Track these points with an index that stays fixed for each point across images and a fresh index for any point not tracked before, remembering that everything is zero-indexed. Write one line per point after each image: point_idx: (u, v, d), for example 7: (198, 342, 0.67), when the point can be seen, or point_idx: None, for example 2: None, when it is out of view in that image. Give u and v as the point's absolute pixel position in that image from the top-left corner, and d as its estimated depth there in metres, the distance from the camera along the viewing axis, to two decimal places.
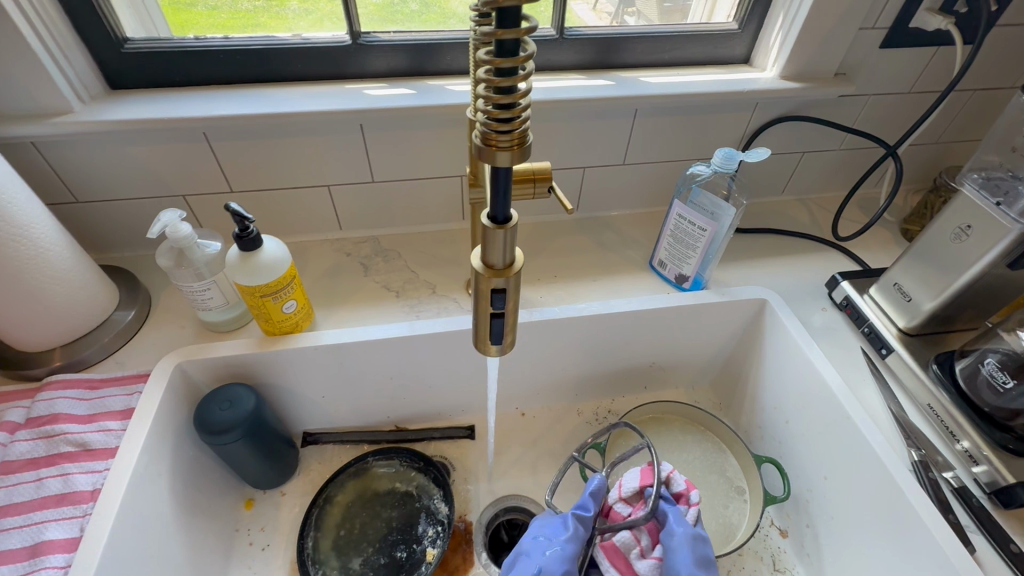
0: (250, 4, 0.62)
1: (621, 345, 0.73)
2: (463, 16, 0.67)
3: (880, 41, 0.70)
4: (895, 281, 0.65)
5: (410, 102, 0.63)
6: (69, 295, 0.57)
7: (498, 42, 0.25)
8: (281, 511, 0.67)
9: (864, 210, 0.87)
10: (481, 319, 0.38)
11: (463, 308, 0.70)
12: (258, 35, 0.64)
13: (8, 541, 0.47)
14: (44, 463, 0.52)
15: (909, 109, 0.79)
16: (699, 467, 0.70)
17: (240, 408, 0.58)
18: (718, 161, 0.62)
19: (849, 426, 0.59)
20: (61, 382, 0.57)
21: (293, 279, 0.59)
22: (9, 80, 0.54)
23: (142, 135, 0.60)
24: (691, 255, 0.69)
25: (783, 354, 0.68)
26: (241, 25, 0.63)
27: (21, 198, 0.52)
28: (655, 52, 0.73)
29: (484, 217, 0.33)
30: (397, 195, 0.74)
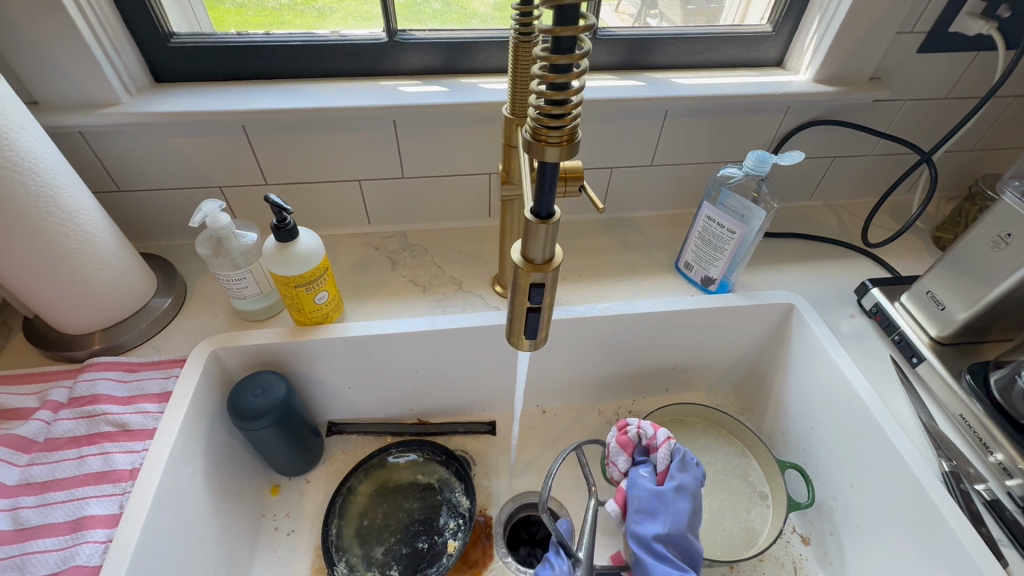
0: (277, 2, 0.63)
1: (645, 346, 0.73)
2: (485, 17, 0.68)
3: (917, 45, 0.69)
4: (927, 289, 0.64)
5: (443, 100, 0.64)
6: (112, 281, 0.60)
7: (556, 39, 0.25)
8: (306, 498, 0.68)
9: (895, 217, 0.86)
10: (517, 313, 0.38)
11: (489, 304, 0.71)
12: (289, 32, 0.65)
13: (52, 515, 0.49)
14: (85, 442, 0.54)
15: (944, 115, 0.78)
16: (721, 471, 0.69)
17: (272, 395, 0.59)
18: (750, 163, 0.62)
19: (878, 434, 0.58)
20: (102, 364, 0.59)
21: (326, 271, 0.60)
22: (63, 71, 0.57)
23: (185, 127, 0.62)
24: (718, 257, 0.68)
25: (810, 360, 0.67)
26: (268, 23, 0.64)
27: (71, 186, 0.54)
28: (687, 53, 0.73)
29: (528, 212, 0.33)
30: (427, 191, 0.75)
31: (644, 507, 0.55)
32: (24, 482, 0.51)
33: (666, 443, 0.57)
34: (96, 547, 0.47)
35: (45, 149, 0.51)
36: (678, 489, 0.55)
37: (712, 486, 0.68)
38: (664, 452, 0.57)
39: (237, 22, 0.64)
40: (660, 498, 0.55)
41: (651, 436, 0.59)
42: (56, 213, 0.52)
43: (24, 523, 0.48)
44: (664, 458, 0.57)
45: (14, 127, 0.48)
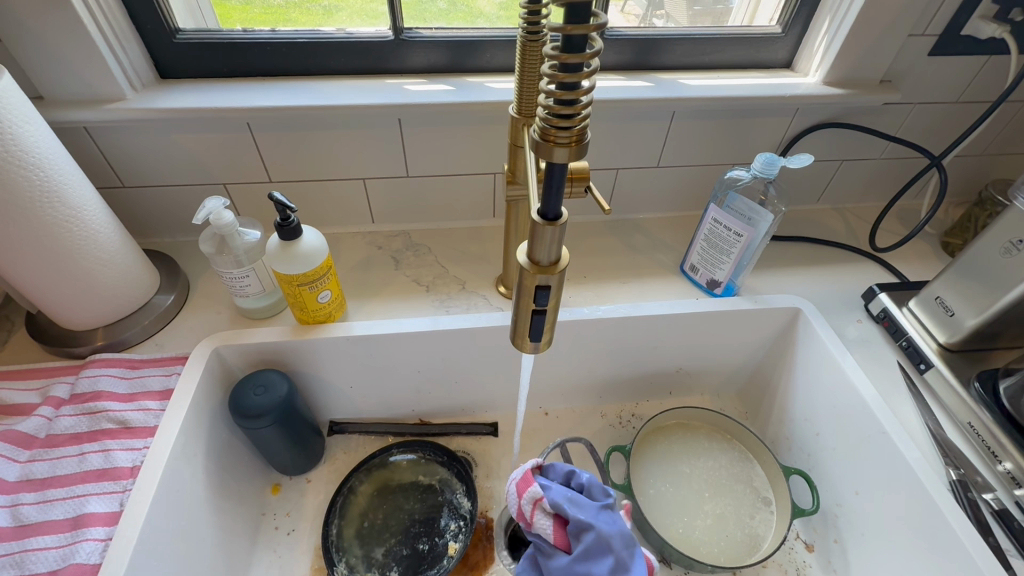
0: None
1: (649, 349, 0.72)
2: (491, 16, 0.67)
3: (929, 48, 0.68)
4: (936, 295, 0.64)
5: (449, 99, 0.64)
6: (114, 277, 0.59)
7: (567, 37, 0.25)
8: (307, 498, 0.68)
9: (903, 222, 0.85)
10: (522, 315, 0.38)
11: (492, 305, 0.70)
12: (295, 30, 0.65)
13: (52, 511, 0.49)
14: (86, 439, 0.54)
15: (955, 119, 0.77)
16: (725, 476, 0.69)
17: (273, 394, 0.59)
18: (758, 166, 0.62)
19: (884, 441, 0.58)
20: (104, 361, 0.59)
21: (329, 270, 0.60)
22: (68, 67, 0.56)
23: (189, 124, 0.62)
24: (724, 261, 0.68)
25: (816, 365, 0.67)
26: (273, 20, 0.64)
27: (75, 181, 0.54)
28: (696, 54, 0.72)
29: (535, 213, 0.33)
30: (431, 191, 0.75)
31: (574, 574, 0.48)
32: (24, 479, 0.51)
33: (535, 510, 0.52)
34: (95, 546, 0.46)
35: (50, 144, 0.51)
36: (585, 549, 0.48)
37: (716, 491, 0.67)
38: (539, 522, 0.51)
39: (244, 18, 0.63)
40: (581, 569, 0.48)
41: (517, 512, 0.53)
42: (59, 209, 0.52)
43: (24, 519, 0.48)
44: (545, 523, 0.51)
45: (18, 122, 0.48)
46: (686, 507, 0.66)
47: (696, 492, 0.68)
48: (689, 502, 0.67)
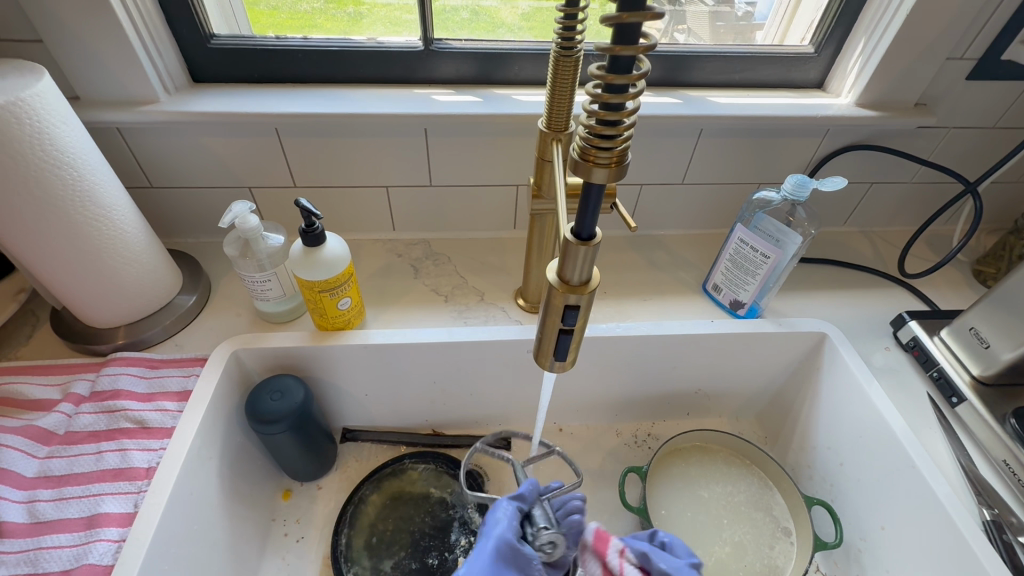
0: (309, 6, 0.64)
1: (669, 368, 0.71)
2: (512, 26, 0.67)
3: (967, 71, 0.67)
4: (970, 326, 0.62)
5: (476, 110, 0.64)
6: (141, 277, 0.60)
7: (614, 59, 0.24)
8: (317, 505, 0.67)
9: (933, 248, 0.83)
10: (548, 333, 0.37)
11: (511, 318, 0.70)
12: (315, 35, 0.65)
13: (67, 510, 0.49)
14: (104, 437, 0.54)
15: (990, 145, 0.75)
16: (744, 503, 0.67)
17: (289, 400, 0.58)
18: (789, 187, 0.60)
19: (913, 475, 0.56)
20: (125, 360, 0.60)
21: (350, 277, 0.60)
22: (106, 69, 0.57)
23: (220, 128, 0.63)
24: (749, 282, 0.66)
25: (841, 392, 0.65)
26: (299, 25, 0.64)
27: (106, 183, 0.54)
28: (725, 72, 0.72)
29: (568, 232, 0.32)
30: (453, 200, 0.75)
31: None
32: (42, 475, 0.51)
33: None
34: (108, 547, 0.46)
35: (85, 145, 0.52)
36: None
37: (734, 518, 0.65)
38: None
39: (272, 23, 0.64)
40: None
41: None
42: (91, 209, 0.53)
43: (40, 516, 0.48)
44: None
45: (56, 123, 0.48)
46: (703, 533, 0.64)
47: (713, 518, 0.66)
48: (707, 527, 0.65)
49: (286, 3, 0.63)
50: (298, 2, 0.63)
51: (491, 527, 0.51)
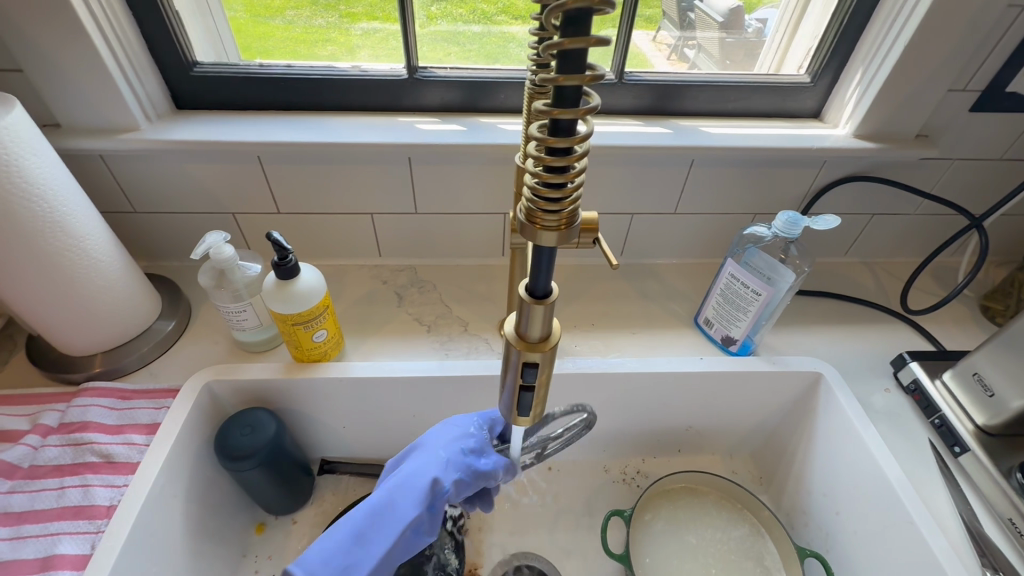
0: (324, 20, 0.63)
1: (657, 405, 0.68)
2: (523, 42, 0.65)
3: (971, 103, 0.64)
4: (974, 371, 0.58)
5: (460, 139, 0.62)
6: (116, 304, 0.59)
7: (554, 121, 0.22)
8: (290, 540, 0.65)
9: (938, 281, 0.80)
10: (510, 390, 0.35)
11: (494, 350, 0.68)
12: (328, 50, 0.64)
13: (22, 550, 0.47)
14: (68, 472, 0.53)
15: (997, 178, 0.73)
16: (734, 550, 0.63)
17: (260, 435, 0.57)
18: (780, 224, 0.58)
19: (911, 532, 0.52)
20: (96, 390, 0.59)
21: (326, 309, 0.58)
22: (85, 99, 0.57)
23: (200, 156, 0.62)
24: (741, 318, 0.64)
25: (836, 436, 0.62)
26: (314, 39, 0.64)
27: (79, 211, 0.54)
28: (718, 101, 0.70)
29: (523, 289, 0.30)
30: (439, 227, 0.74)
31: None
32: (2, 511, 0.50)
33: None
34: None
35: (56, 174, 0.51)
36: None
37: (723, 566, 0.62)
38: None
39: (284, 37, 0.63)
40: None
41: None
42: (62, 238, 0.52)
43: None
44: None
45: (25, 154, 0.48)
46: None
47: (701, 566, 0.63)
48: None
49: (301, 19, 0.62)
50: (314, 17, 0.62)
51: (474, 458, 0.49)
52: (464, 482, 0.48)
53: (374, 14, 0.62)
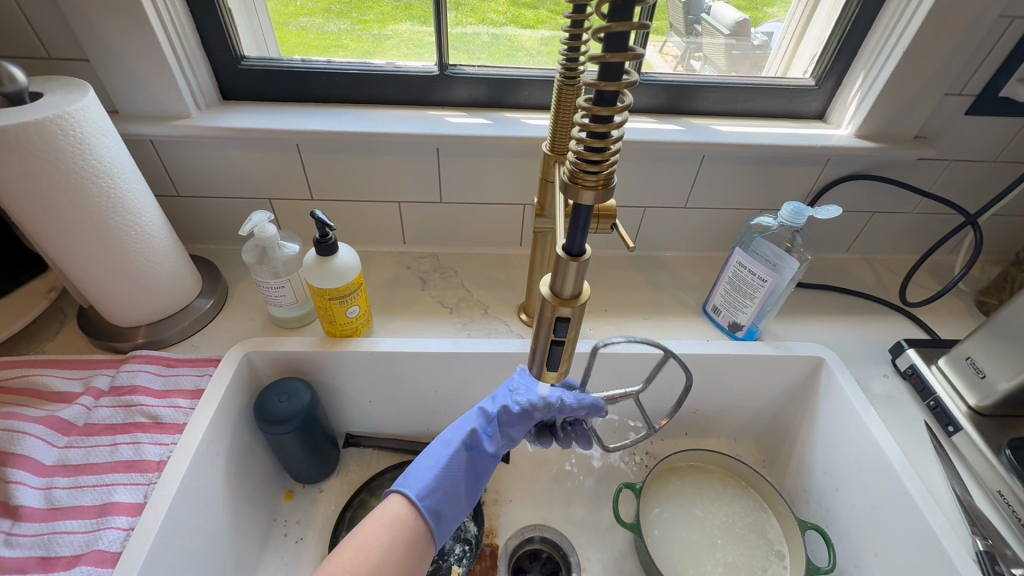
0: (336, 27, 0.68)
1: (667, 387, 0.72)
2: (531, 50, 0.70)
3: (965, 107, 0.69)
4: (967, 355, 0.62)
5: (486, 131, 0.67)
6: (163, 279, 0.64)
7: (599, 93, 0.26)
8: (317, 506, 0.69)
9: (935, 277, 0.84)
10: (541, 345, 0.39)
11: (513, 331, 0.71)
12: (341, 56, 0.70)
13: (81, 497, 0.51)
14: (120, 430, 0.57)
15: (991, 179, 0.77)
16: (738, 523, 0.67)
17: (297, 402, 0.61)
18: (785, 214, 0.62)
19: (907, 502, 0.56)
20: (143, 357, 0.63)
21: (359, 286, 0.62)
22: (143, 87, 0.62)
23: (244, 143, 0.67)
24: (747, 304, 0.68)
25: (837, 416, 0.65)
26: (326, 45, 0.69)
27: (138, 191, 0.58)
28: (729, 101, 0.74)
29: (559, 248, 0.34)
30: (461, 217, 0.78)
31: None
32: (60, 463, 0.54)
33: None
34: (118, 534, 0.49)
35: (121, 156, 0.55)
36: None
37: (729, 539, 0.66)
38: None
39: (299, 42, 0.68)
40: None
41: None
42: (122, 215, 0.56)
43: (56, 502, 0.51)
44: None
45: (97, 135, 0.52)
46: (697, 552, 0.65)
47: (708, 538, 0.66)
48: (701, 548, 0.65)
49: (315, 25, 0.67)
50: (326, 24, 0.67)
51: (521, 395, 0.58)
52: (513, 412, 0.56)
53: (385, 21, 0.68)
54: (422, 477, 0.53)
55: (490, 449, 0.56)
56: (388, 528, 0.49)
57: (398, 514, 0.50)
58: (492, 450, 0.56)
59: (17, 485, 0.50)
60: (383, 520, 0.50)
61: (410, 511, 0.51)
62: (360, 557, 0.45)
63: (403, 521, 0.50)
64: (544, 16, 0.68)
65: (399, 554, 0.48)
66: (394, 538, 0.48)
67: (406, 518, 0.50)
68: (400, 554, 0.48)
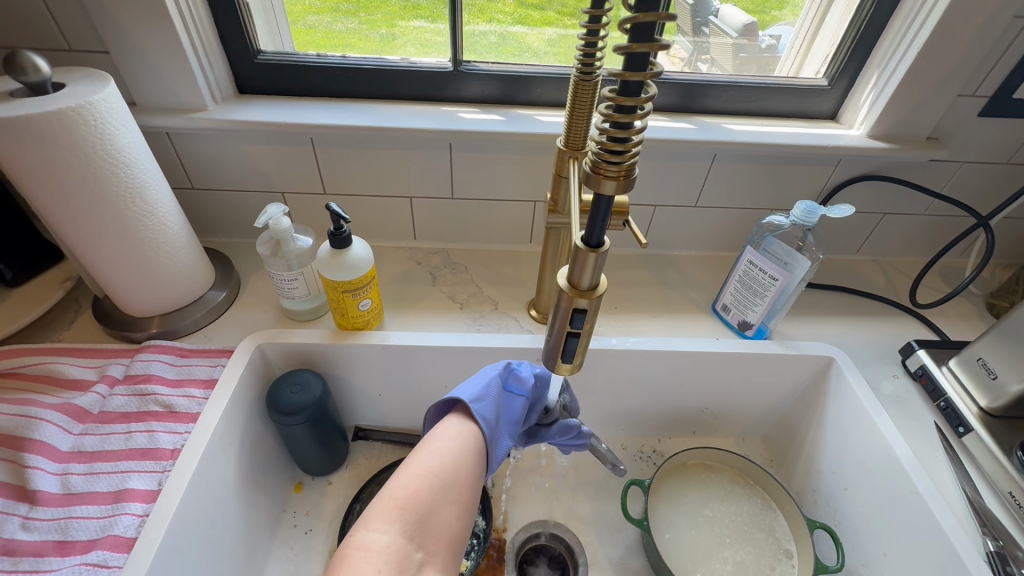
0: (344, 27, 0.68)
1: (676, 385, 0.72)
2: (538, 51, 0.71)
3: (978, 108, 0.69)
4: (978, 356, 0.62)
5: (499, 127, 0.67)
6: (178, 270, 0.64)
7: (624, 83, 0.27)
8: (326, 498, 0.70)
9: (945, 279, 0.83)
10: (557, 336, 0.39)
11: (523, 327, 0.72)
12: (346, 54, 0.70)
13: (96, 484, 0.52)
14: (134, 418, 0.57)
15: (1002, 182, 0.77)
16: (746, 522, 0.67)
17: (308, 393, 0.61)
18: (798, 213, 0.62)
19: (917, 502, 0.56)
20: (157, 347, 0.63)
21: (371, 280, 0.63)
22: (162, 80, 0.63)
23: (260, 137, 0.67)
24: (757, 303, 0.68)
25: (847, 416, 0.65)
26: (333, 44, 0.69)
27: (155, 181, 0.58)
28: (741, 101, 0.75)
29: (578, 240, 0.34)
30: (472, 213, 0.78)
31: None
32: (76, 450, 0.54)
33: None
34: (133, 520, 0.49)
35: (139, 146, 0.56)
36: None
37: (737, 537, 0.66)
38: None
39: (310, 41, 0.69)
40: None
41: None
42: (140, 205, 0.57)
43: (72, 488, 0.51)
44: None
45: (117, 125, 0.53)
46: (704, 550, 0.65)
47: (716, 536, 0.66)
48: (708, 545, 0.65)
49: (323, 24, 0.68)
50: (335, 23, 0.68)
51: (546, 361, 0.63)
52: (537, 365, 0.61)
53: (393, 21, 0.68)
54: (474, 394, 0.54)
55: (523, 384, 0.57)
56: (453, 437, 0.49)
57: (459, 427, 0.50)
58: (525, 388, 0.57)
59: (34, 470, 0.51)
60: (447, 432, 0.50)
61: (470, 424, 0.51)
62: (436, 458, 0.46)
63: (467, 432, 0.50)
64: (552, 17, 0.68)
65: (468, 461, 0.48)
66: (461, 445, 0.49)
67: (467, 430, 0.50)
68: (471, 461, 0.48)
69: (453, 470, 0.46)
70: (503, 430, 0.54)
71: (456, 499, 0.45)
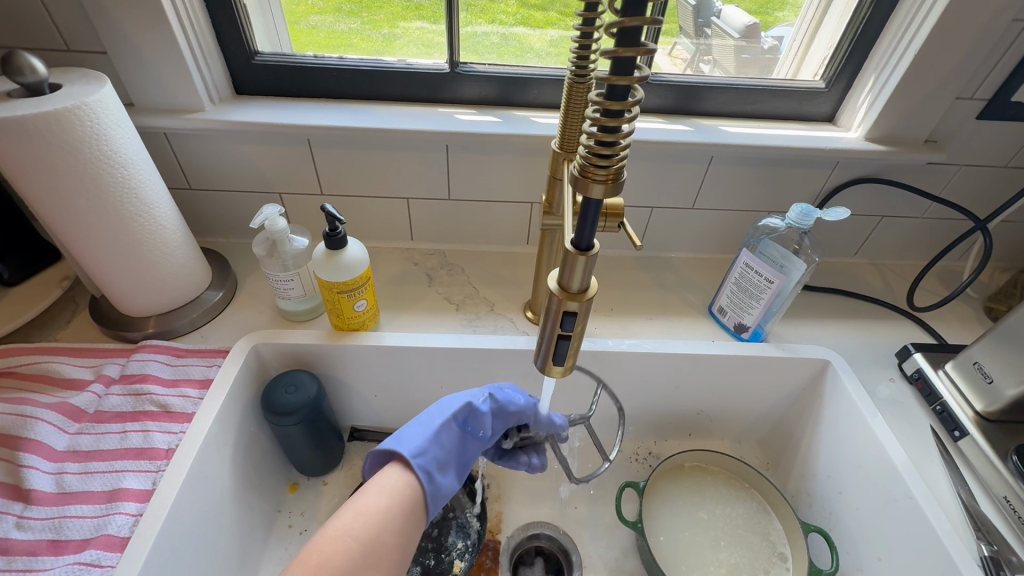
0: (346, 26, 0.68)
1: (671, 387, 0.72)
2: (539, 52, 0.71)
3: (977, 111, 0.68)
4: (975, 360, 0.61)
5: (496, 129, 0.67)
6: (174, 270, 0.64)
7: (611, 87, 0.27)
8: (321, 499, 0.70)
9: (943, 283, 0.83)
10: (548, 339, 0.39)
11: (519, 329, 0.72)
12: (348, 55, 0.70)
13: (91, 483, 0.52)
14: (130, 418, 0.57)
15: (1001, 185, 0.76)
16: (740, 525, 0.67)
17: (303, 394, 0.61)
18: (794, 215, 0.62)
19: (911, 506, 0.56)
20: (153, 347, 0.63)
21: (367, 281, 0.63)
22: (160, 81, 0.63)
23: (257, 137, 0.68)
24: (754, 305, 0.68)
25: (843, 419, 0.65)
26: (334, 45, 0.69)
27: (152, 182, 0.59)
28: (739, 103, 0.74)
29: (568, 243, 0.34)
30: (469, 214, 0.78)
31: None
32: (71, 449, 0.55)
33: None
34: (127, 520, 0.49)
35: (136, 147, 0.56)
36: None
37: (732, 540, 0.66)
38: None
39: (309, 41, 0.69)
40: None
41: None
42: (136, 206, 0.57)
43: (67, 487, 0.52)
44: None
45: (113, 126, 0.53)
46: (699, 553, 0.65)
47: (711, 539, 0.66)
48: (702, 548, 0.65)
49: (323, 24, 0.68)
50: (336, 23, 0.68)
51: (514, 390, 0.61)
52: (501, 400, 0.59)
53: (394, 21, 0.68)
54: (418, 443, 0.52)
55: (481, 428, 0.57)
56: (385, 494, 0.48)
57: (395, 482, 0.49)
58: (483, 428, 0.57)
59: (29, 469, 0.51)
60: (380, 486, 0.48)
61: (406, 478, 0.50)
62: (359, 521, 0.44)
63: (402, 488, 0.49)
64: (552, 18, 0.69)
65: (397, 520, 0.46)
66: (391, 503, 0.47)
67: (402, 485, 0.49)
68: (399, 520, 0.47)
69: (377, 531, 0.45)
70: (448, 476, 0.54)
71: (376, 563, 0.43)
